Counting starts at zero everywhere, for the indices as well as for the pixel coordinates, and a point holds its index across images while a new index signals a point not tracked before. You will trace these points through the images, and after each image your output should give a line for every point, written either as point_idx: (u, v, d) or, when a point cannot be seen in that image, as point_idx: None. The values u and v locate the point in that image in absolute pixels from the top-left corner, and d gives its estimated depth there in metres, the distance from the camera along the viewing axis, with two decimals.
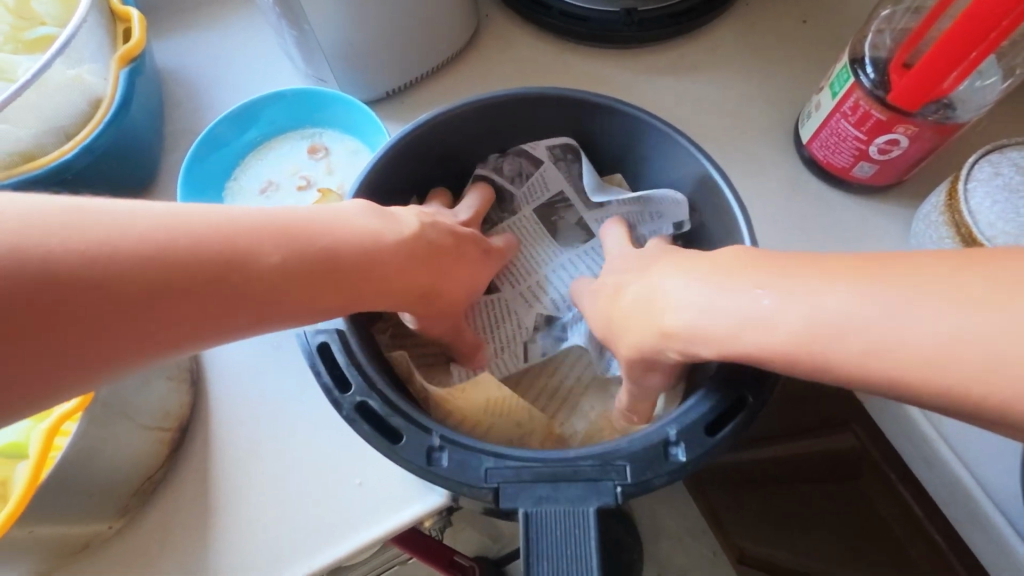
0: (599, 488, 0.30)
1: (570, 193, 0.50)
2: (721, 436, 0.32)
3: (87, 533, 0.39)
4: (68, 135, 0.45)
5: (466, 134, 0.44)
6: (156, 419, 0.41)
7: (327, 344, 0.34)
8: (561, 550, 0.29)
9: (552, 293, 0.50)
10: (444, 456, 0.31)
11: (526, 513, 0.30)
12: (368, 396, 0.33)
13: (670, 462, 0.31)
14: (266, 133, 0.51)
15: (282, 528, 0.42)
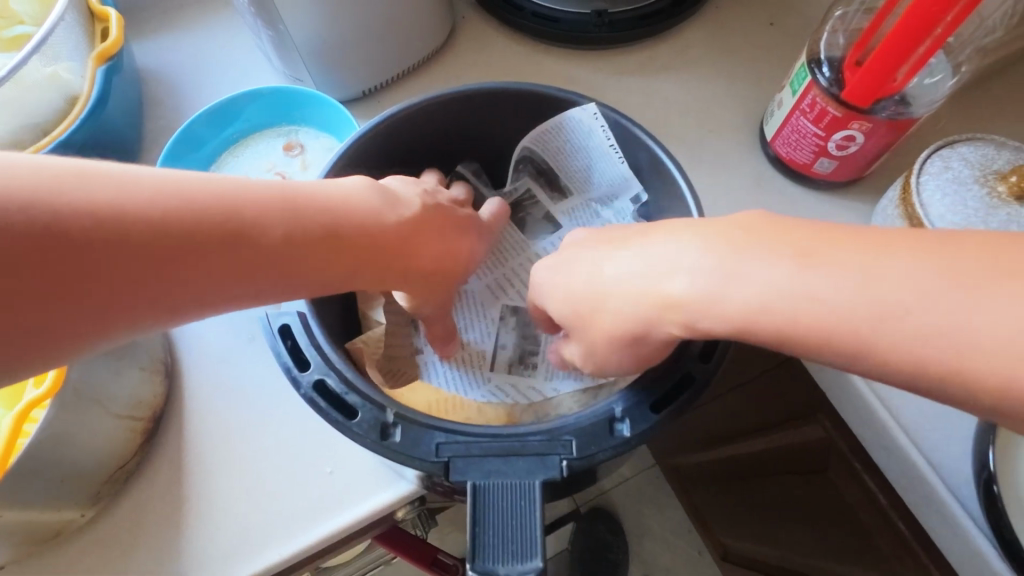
0: (546, 462, 0.31)
1: (535, 189, 0.51)
2: (664, 414, 0.33)
3: (59, 520, 0.40)
4: (45, 131, 0.46)
5: (431, 129, 0.45)
6: (129, 408, 0.42)
7: (290, 326, 0.35)
8: (506, 524, 0.29)
9: (519, 285, 0.51)
10: (398, 432, 0.32)
11: (475, 485, 0.30)
12: (326, 374, 0.33)
13: (614, 437, 0.32)
14: (243, 130, 0.52)
15: (252, 516, 0.42)
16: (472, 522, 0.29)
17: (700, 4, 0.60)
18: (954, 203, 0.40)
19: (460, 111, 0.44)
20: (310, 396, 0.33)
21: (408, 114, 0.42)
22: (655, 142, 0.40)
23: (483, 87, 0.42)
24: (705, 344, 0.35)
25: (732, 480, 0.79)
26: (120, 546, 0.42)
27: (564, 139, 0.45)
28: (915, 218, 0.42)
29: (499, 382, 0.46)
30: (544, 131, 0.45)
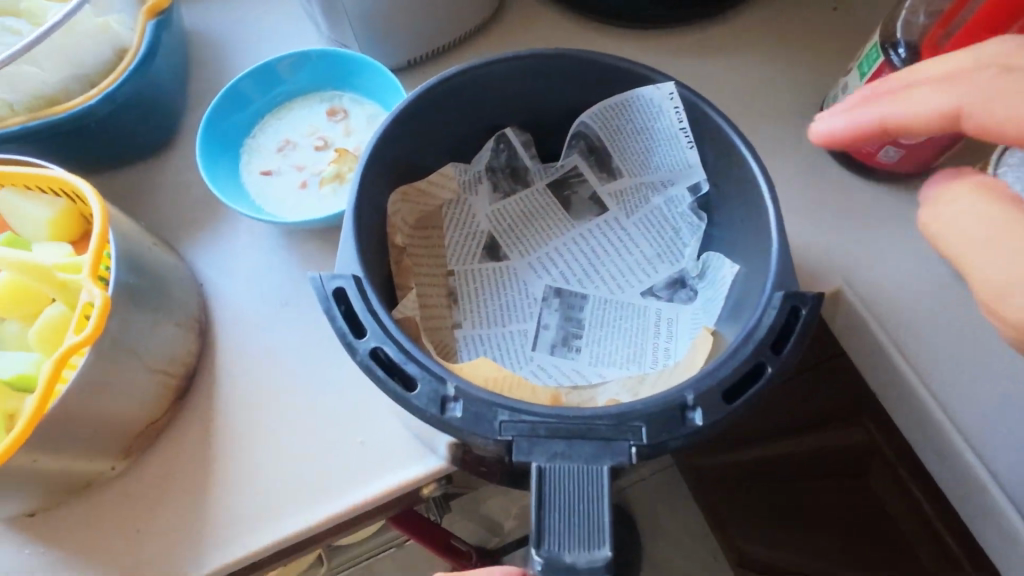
0: (614, 448, 0.27)
1: (583, 167, 0.47)
2: (740, 403, 0.29)
3: (90, 470, 0.40)
4: (93, 83, 0.45)
5: (482, 99, 0.43)
6: (165, 363, 0.42)
7: (344, 290, 0.32)
8: (572, 511, 0.26)
9: (561, 265, 0.46)
10: (458, 407, 0.29)
11: (539, 468, 0.27)
12: (383, 343, 0.30)
13: (686, 426, 0.28)
14: (289, 93, 0.51)
15: (280, 483, 0.42)
16: (536, 508, 0.26)
17: None
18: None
19: (514, 82, 0.42)
20: (367, 365, 0.29)
21: (461, 79, 0.41)
22: (727, 122, 0.38)
23: (541, 53, 0.40)
24: (777, 333, 0.30)
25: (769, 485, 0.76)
26: (151, 499, 0.42)
27: (632, 115, 0.42)
28: None
29: (541, 362, 0.42)
30: (610, 104, 0.42)
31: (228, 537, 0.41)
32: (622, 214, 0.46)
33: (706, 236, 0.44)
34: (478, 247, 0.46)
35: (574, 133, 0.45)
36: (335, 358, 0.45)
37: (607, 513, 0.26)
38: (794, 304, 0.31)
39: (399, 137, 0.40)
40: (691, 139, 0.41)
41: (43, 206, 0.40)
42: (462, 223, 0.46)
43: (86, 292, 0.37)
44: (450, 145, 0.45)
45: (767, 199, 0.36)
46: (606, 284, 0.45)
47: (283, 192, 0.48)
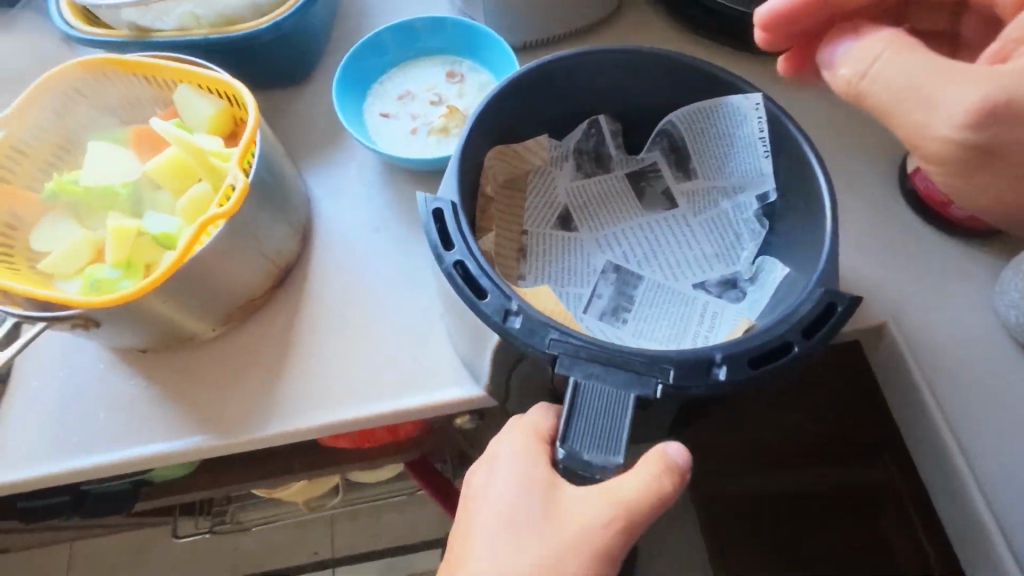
0: (643, 380, 0.31)
1: (662, 164, 0.51)
2: (763, 370, 0.32)
3: (196, 326, 0.48)
4: (263, 13, 0.53)
5: (585, 81, 0.48)
6: (272, 254, 0.49)
7: (441, 210, 0.37)
8: (597, 421, 0.31)
9: (625, 247, 0.50)
10: (518, 321, 0.33)
11: (576, 382, 0.32)
12: (465, 258, 0.35)
13: (709, 377, 0.32)
14: (417, 51, 0.57)
15: (345, 378, 0.48)
16: (567, 409, 0.31)
17: None
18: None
19: (618, 70, 0.47)
20: (450, 274, 0.35)
21: (571, 60, 0.45)
22: (806, 140, 0.41)
23: (648, 49, 0.45)
24: (811, 320, 0.33)
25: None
26: (239, 365, 0.49)
27: (718, 121, 0.46)
28: None
29: (589, 325, 0.46)
30: (700, 108, 0.46)
31: (293, 412, 0.47)
32: (689, 213, 0.50)
33: (764, 244, 0.47)
34: (553, 216, 0.51)
35: (660, 130, 0.49)
36: (410, 288, 0.51)
37: (624, 427, 0.31)
38: (831, 300, 0.34)
39: (510, 101, 0.46)
40: (767, 150, 0.45)
41: (206, 102, 0.48)
42: (543, 192, 0.51)
43: (231, 175, 0.43)
44: (547, 119, 0.49)
45: (829, 216, 0.39)
46: (662, 271, 0.49)
47: (395, 134, 0.54)
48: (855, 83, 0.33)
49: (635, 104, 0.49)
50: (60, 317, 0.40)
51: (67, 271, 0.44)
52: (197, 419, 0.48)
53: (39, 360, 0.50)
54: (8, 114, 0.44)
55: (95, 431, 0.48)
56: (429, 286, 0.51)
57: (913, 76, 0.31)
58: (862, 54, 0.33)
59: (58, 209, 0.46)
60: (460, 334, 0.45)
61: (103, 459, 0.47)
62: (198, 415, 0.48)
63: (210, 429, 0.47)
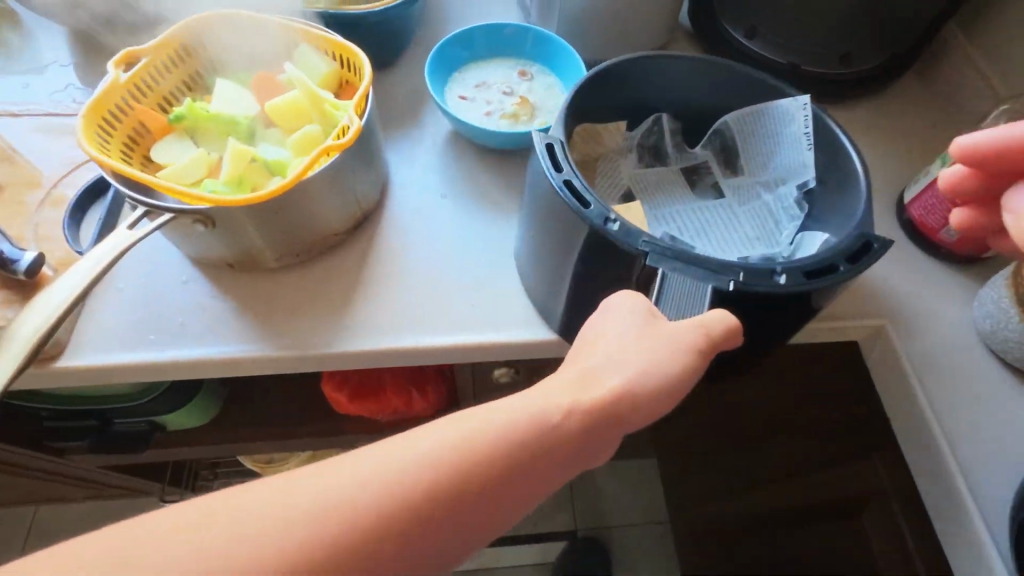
0: (717, 275, 0.38)
1: (713, 162, 0.60)
2: (818, 282, 0.39)
3: (281, 251, 0.53)
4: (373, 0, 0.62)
5: (666, 81, 0.56)
6: (359, 198, 0.55)
7: (551, 144, 0.45)
8: (681, 294, 0.38)
9: (680, 224, 0.57)
10: (614, 225, 0.41)
11: (663, 272, 0.39)
12: (573, 177, 0.43)
13: (772, 280, 0.38)
14: (495, 51, 0.66)
15: (418, 309, 0.54)
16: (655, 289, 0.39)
17: (875, 89, 0.71)
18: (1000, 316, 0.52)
19: (690, 74, 0.55)
20: (560, 188, 0.42)
21: (652, 59, 0.53)
22: (843, 133, 0.49)
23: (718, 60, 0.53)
24: (855, 249, 0.40)
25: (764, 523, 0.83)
26: (313, 291, 0.54)
27: (766, 119, 0.54)
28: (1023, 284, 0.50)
29: None
30: (749, 112, 0.55)
31: (362, 336, 0.52)
32: (735, 202, 0.58)
33: (802, 226, 0.53)
34: (618, 193, 0.58)
35: (714, 130, 0.58)
36: (483, 247, 0.57)
37: (704, 300, 0.38)
38: (868, 239, 0.40)
39: (593, 88, 0.52)
40: (812, 144, 0.51)
41: (323, 62, 0.55)
42: (611, 174, 0.59)
43: (347, 118, 0.50)
44: (623, 106, 0.57)
45: (864, 190, 0.46)
46: (713, 245, 0.56)
47: (470, 114, 0.62)
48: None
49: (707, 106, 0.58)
50: (183, 211, 0.45)
51: (185, 180, 0.50)
52: (270, 332, 0.52)
53: (127, 264, 0.55)
54: (156, 44, 0.52)
55: (171, 332, 0.52)
56: (491, 246, 0.57)
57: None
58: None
59: (182, 131, 0.53)
60: (536, 278, 0.52)
61: (176, 355, 0.50)
62: (271, 329, 0.52)
63: (282, 343, 0.52)
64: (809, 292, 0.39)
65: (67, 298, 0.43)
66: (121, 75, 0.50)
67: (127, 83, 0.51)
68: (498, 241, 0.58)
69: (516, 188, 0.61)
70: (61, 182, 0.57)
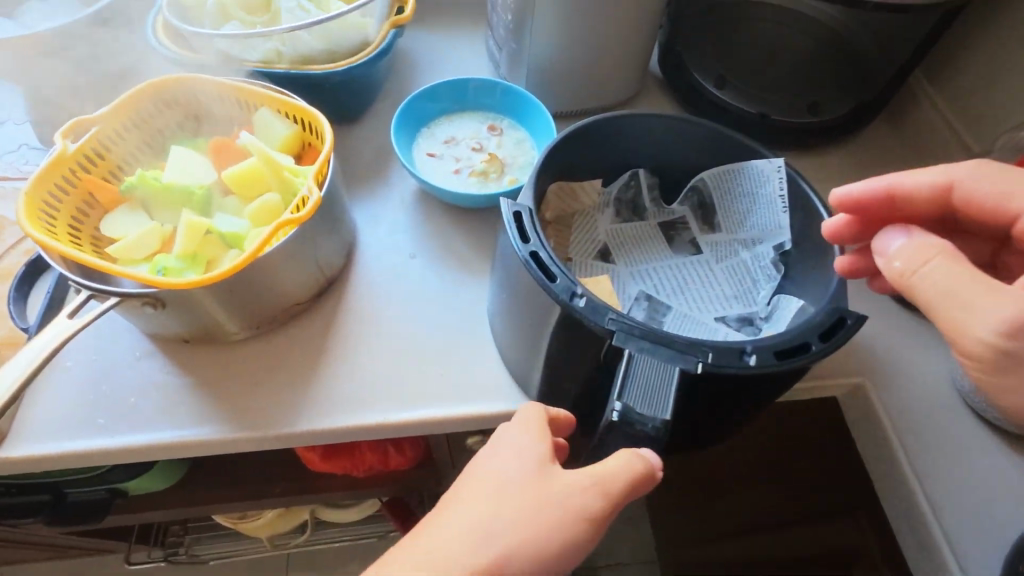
0: (685, 357, 0.36)
1: (690, 218, 0.59)
2: (787, 362, 0.37)
3: (239, 324, 0.51)
4: (335, 58, 0.61)
5: (639, 138, 0.55)
6: (322, 264, 0.53)
7: (520, 212, 0.42)
8: (649, 381, 0.35)
9: (656, 282, 0.56)
10: (582, 301, 0.39)
11: (630, 354, 0.36)
12: (540, 249, 0.41)
13: (742, 361, 0.36)
14: (464, 106, 0.65)
15: (379, 381, 0.52)
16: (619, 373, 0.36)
17: (842, 137, 0.71)
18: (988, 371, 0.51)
19: (663, 132, 0.54)
20: (527, 260, 0.40)
21: (626, 119, 0.52)
22: (818, 198, 0.49)
23: (693, 118, 0.52)
24: (823, 325, 0.39)
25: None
26: (273, 364, 0.52)
27: (740, 178, 0.53)
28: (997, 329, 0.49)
29: None
30: (725, 170, 0.54)
31: (324, 412, 0.50)
32: (712, 259, 0.57)
33: (778, 287, 0.53)
34: (594, 250, 0.57)
35: (691, 186, 0.58)
36: (451, 311, 0.56)
37: (672, 387, 0.35)
38: (841, 314, 0.39)
39: (564, 150, 0.51)
40: (786, 206, 0.51)
41: (283, 127, 0.53)
42: (586, 230, 0.58)
43: (307, 187, 0.48)
44: (598, 164, 0.56)
45: None
46: (689, 303, 0.54)
47: (439, 171, 0.61)
48: (907, 276, 0.39)
49: (680, 162, 0.57)
50: (129, 292, 0.43)
51: (136, 255, 0.48)
52: (228, 411, 0.50)
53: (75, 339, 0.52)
54: (106, 111, 0.50)
55: (121, 414, 0.49)
56: (461, 309, 0.56)
57: (953, 282, 0.37)
58: (915, 253, 0.39)
59: (134, 201, 0.51)
60: (511, 348, 0.50)
61: (127, 440, 0.48)
62: (228, 407, 0.50)
63: (239, 421, 0.49)
64: (780, 372, 0.37)
65: (15, 385, 0.39)
66: (68, 146, 0.48)
67: (75, 154, 0.49)
68: (469, 304, 0.56)
69: (487, 246, 0.60)
70: (6, 254, 0.54)
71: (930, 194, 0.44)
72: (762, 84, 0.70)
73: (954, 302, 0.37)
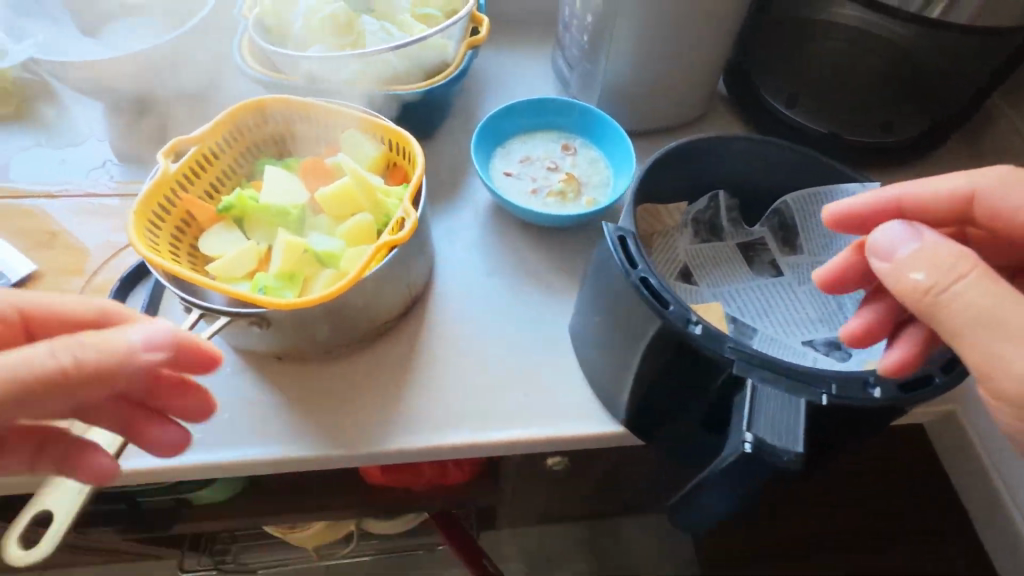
0: (809, 388, 0.37)
1: (770, 239, 0.59)
2: (913, 394, 0.37)
3: (330, 343, 0.51)
4: (414, 79, 0.62)
5: (726, 159, 0.55)
6: (409, 284, 0.54)
7: (625, 237, 0.42)
8: (778, 415, 0.35)
9: (739, 304, 0.56)
10: (698, 329, 0.39)
11: (753, 385, 0.37)
12: (649, 275, 0.41)
13: (867, 393, 0.37)
14: (538, 125, 0.65)
15: (465, 400, 0.52)
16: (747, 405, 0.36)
17: (914, 157, 0.70)
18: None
19: (750, 154, 0.54)
20: (639, 286, 0.40)
21: (716, 142, 0.52)
22: None
23: (783, 141, 0.52)
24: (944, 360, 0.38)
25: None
26: (360, 382, 0.52)
27: (829, 202, 0.52)
28: None
29: None
30: (812, 194, 0.54)
31: (412, 431, 0.50)
32: (795, 281, 0.57)
33: None
34: (675, 271, 0.57)
35: (774, 209, 0.57)
36: (532, 331, 0.56)
37: (801, 418, 0.35)
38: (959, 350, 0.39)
39: (656, 173, 0.51)
40: None
41: (371, 147, 0.54)
42: (666, 251, 0.57)
43: (401, 209, 0.49)
44: (682, 185, 0.56)
45: None
46: (774, 326, 0.54)
47: (517, 191, 0.61)
48: (935, 292, 0.36)
49: (763, 184, 0.57)
50: (239, 313, 0.44)
51: (234, 274, 0.49)
52: (318, 428, 0.50)
53: None
54: (204, 131, 0.51)
55: (217, 430, 0.50)
56: (544, 329, 0.56)
57: (992, 304, 0.34)
58: (945, 263, 0.36)
59: (230, 220, 0.52)
60: (600, 370, 0.50)
61: (224, 456, 0.48)
62: (319, 424, 0.50)
63: (330, 439, 0.50)
64: (904, 405, 0.37)
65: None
66: (169, 165, 0.50)
67: (176, 174, 0.50)
68: (550, 323, 0.56)
69: (564, 265, 0.60)
70: (101, 270, 0.56)
71: (946, 204, 0.44)
72: (834, 103, 0.69)
73: (998, 326, 0.34)
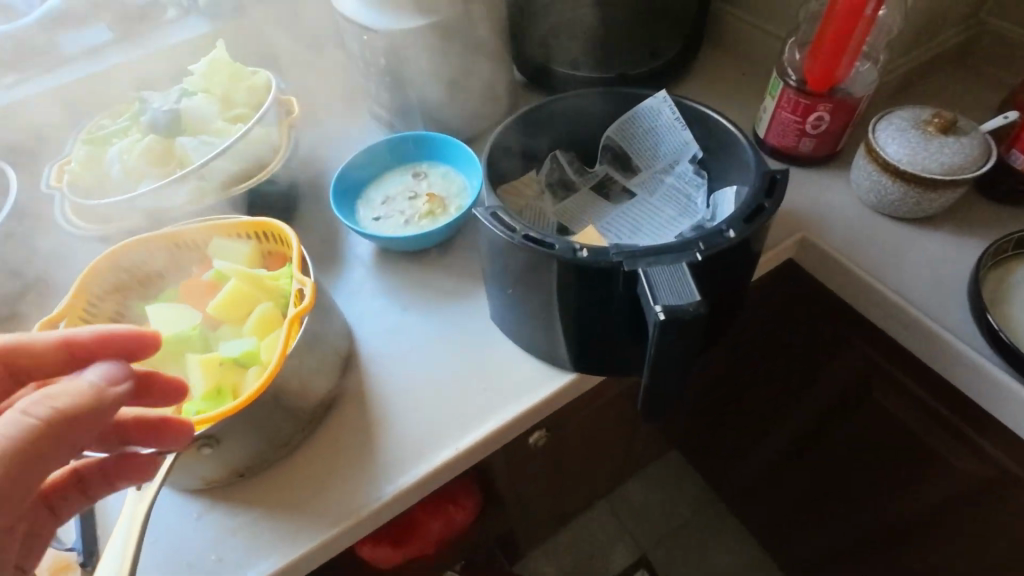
0: (733, 220, 0.47)
1: (613, 172, 0.67)
2: (774, 195, 0.48)
3: (287, 440, 0.52)
4: (251, 173, 0.63)
5: (567, 127, 0.64)
6: (336, 352, 0.55)
7: (519, 229, 0.48)
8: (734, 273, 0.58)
9: (612, 233, 0.63)
10: (641, 268, 0.44)
11: (723, 244, 0.45)
12: (567, 245, 0.47)
13: (771, 184, 0.49)
14: (380, 168, 0.69)
15: (428, 423, 0.54)
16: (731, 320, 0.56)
17: (693, 67, 0.81)
18: (903, 146, 0.60)
19: (574, 118, 0.64)
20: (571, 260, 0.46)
21: (542, 110, 0.61)
22: (706, 107, 0.58)
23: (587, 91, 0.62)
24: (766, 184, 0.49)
25: (802, 440, 0.90)
26: (328, 460, 0.53)
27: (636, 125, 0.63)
28: (877, 155, 0.61)
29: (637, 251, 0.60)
30: (625, 120, 0.63)
31: (396, 471, 0.52)
32: (646, 194, 0.66)
33: (708, 189, 0.62)
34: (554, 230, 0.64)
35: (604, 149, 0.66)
36: (460, 334, 0.60)
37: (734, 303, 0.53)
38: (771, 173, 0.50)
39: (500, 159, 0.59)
40: (683, 125, 0.61)
41: (241, 245, 0.55)
42: (536, 219, 0.64)
43: (297, 281, 0.51)
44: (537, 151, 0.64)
45: (740, 137, 0.56)
46: (649, 234, 0.62)
47: (389, 228, 0.64)
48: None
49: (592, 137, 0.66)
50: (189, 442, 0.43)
51: None
52: (307, 517, 0.50)
53: None
54: (67, 304, 0.50)
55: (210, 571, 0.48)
56: (472, 330, 0.60)
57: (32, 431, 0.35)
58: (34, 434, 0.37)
59: None
60: (532, 336, 0.56)
61: None
62: (306, 512, 0.50)
63: (326, 518, 0.50)
64: (761, 203, 0.47)
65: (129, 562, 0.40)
66: None
67: None
68: (479, 324, 0.61)
69: (464, 270, 0.65)
70: None
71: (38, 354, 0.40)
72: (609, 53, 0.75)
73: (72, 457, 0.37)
